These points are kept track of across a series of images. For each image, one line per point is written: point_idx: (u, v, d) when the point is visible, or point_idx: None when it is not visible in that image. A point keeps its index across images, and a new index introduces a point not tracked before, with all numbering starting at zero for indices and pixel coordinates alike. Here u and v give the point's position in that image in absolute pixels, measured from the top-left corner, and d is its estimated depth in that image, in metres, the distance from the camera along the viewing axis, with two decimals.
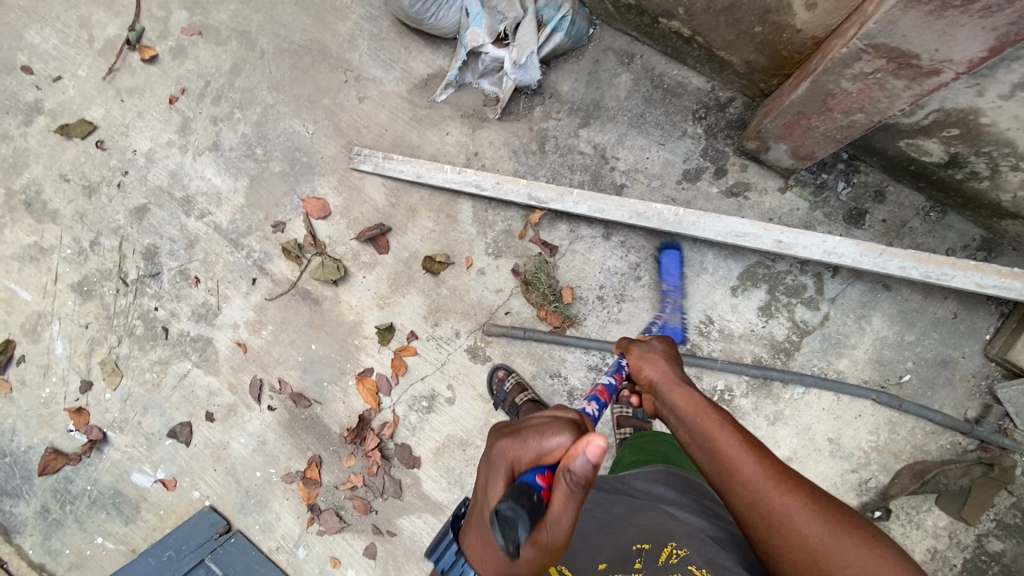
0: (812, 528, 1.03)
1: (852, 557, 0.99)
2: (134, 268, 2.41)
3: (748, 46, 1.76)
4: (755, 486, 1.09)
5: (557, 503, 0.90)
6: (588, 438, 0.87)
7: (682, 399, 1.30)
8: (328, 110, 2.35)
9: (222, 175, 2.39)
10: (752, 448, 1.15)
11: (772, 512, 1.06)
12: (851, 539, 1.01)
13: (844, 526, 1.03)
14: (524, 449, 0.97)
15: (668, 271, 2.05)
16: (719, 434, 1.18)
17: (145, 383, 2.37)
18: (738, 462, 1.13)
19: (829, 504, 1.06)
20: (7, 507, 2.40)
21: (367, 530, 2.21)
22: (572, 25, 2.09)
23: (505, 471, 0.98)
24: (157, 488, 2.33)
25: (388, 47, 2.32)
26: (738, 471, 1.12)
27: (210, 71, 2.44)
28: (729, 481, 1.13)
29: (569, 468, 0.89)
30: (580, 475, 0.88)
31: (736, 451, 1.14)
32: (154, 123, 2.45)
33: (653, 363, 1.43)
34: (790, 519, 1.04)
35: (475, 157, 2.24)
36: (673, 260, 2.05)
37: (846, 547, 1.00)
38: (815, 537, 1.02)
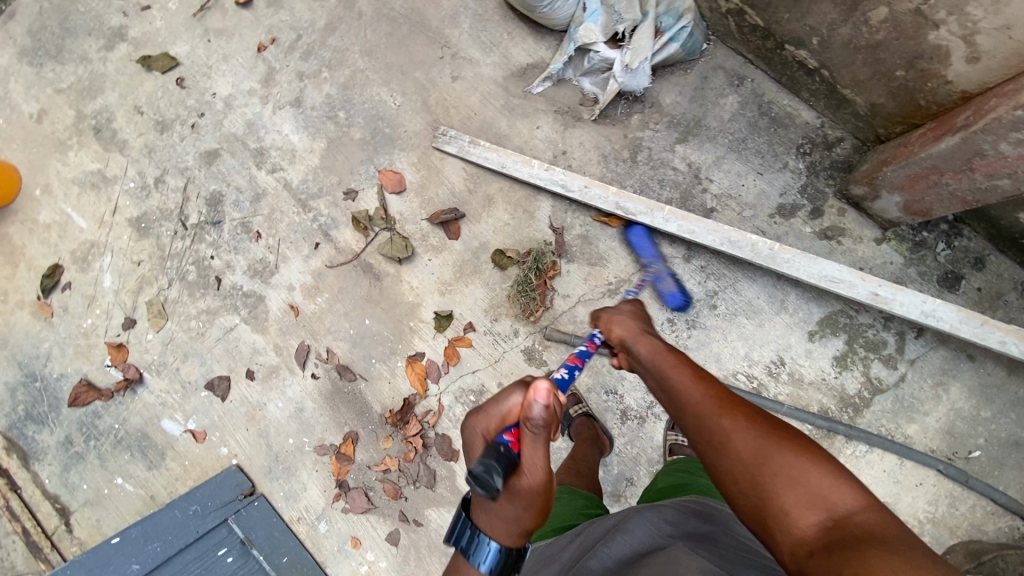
0: (749, 443, 1.03)
1: (788, 469, 0.98)
2: (196, 213, 2.36)
3: (881, 89, 1.72)
4: (699, 412, 1.13)
5: (527, 447, 1.00)
6: (533, 386, 0.99)
7: (645, 344, 1.37)
8: (418, 84, 2.29)
9: (300, 133, 2.33)
10: (701, 379, 1.19)
11: (713, 433, 1.08)
12: (791, 452, 1.00)
13: (785, 442, 1.02)
14: (489, 417, 1.07)
15: (640, 246, 2.06)
16: (671, 372, 1.24)
17: (190, 331, 2.32)
18: (687, 394, 1.17)
19: (768, 423, 1.06)
20: (29, 433, 2.35)
21: (393, 515, 2.16)
22: (689, 37, 2.03)
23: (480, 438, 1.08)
24: (186, 438, 2.28)
25: (490, 30, 2.27)
26: (684, 402, 1.16)
27: (304, 25, 2.38)
28: (678, 408, 1.18)
29: (527, 419, 0.99)
30: (540, 420, 0.98)
31: (685, 383, 1.19)
32: (238, 69, 2.40)
33: (621, 318, 1.47)
34: (728, 439, 1.06)
35: (562, 156, 2.17)
36: (641, 234, 2.07)
37: (782, 460, 0.99)
38: (751, 454, 1.02)
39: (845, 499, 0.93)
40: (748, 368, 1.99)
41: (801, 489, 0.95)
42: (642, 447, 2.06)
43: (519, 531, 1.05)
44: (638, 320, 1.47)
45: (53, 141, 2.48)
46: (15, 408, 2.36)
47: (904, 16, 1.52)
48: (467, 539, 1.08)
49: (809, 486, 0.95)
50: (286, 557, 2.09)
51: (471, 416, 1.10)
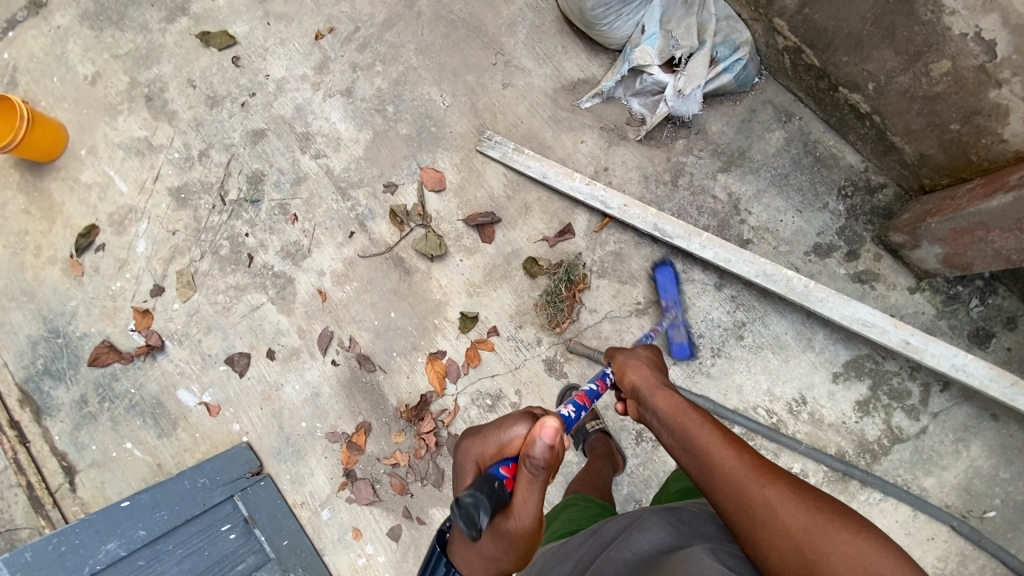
0: (797, 518, 1.03)
1: (841, 545, 0.98)
2: (236, 189, 2.39)
3: (932, 140, 1.74)
4: (737, 479, 1.11)
5: (521, 490, 1.00)
6: (541, 423, 1.01)
7: (665, 401, 1.34)
8: (469, 87, 2.32)
9: (347, 122, 2.36)
10: (733, 445, 1.17)
11: (751, 501, 1.08)
12: (842, 531, 1.00)
13: (834, 519, 1.02)
14: (489, 446, 1.10)
15: (663, 288, 2.02)
16: (698, 432, 1.21)
17: (216, 304, 2.34)
18: (720, 460, 1.15)
19: (811, 495, 1.07)
20: (45, 388, 2.36)
21: (397, 511, 2.15)
22: (743, 69, 2.05)
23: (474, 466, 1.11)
24: (199, 410, 2.29)
25: (545, 42, 2.30)
26: (716, 465, 1.14)
27: (362, 18, 2.42)
28: (710, 472, 1.15)
29: (527, 456, 0.99)
30: (541, 462, 0.98)
31: (717, 447, 1.16)
32: (294, 54, 2.44)
33: (635, 365, 1.49)
34: (772, 510, 1.05)
35: (603, 172, 2.19)
36: (668, 275, 2.03)
37: (833, 539, 0.99)
38: (800, 528, 1.02)
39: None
40: (769, 403, 1.99)
41: (859, 571, 0.95)
42: (654, 470, 2.05)
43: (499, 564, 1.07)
44: (654, 372, 1.47)
45: (104, 104, 2.52)
46: (35, 362, 2.38)
47: (967, 72, 1.56)
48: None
49: (869, 568, 0.95)
50: (285, 541, 2.07)
51: (469, 439, 1.17)
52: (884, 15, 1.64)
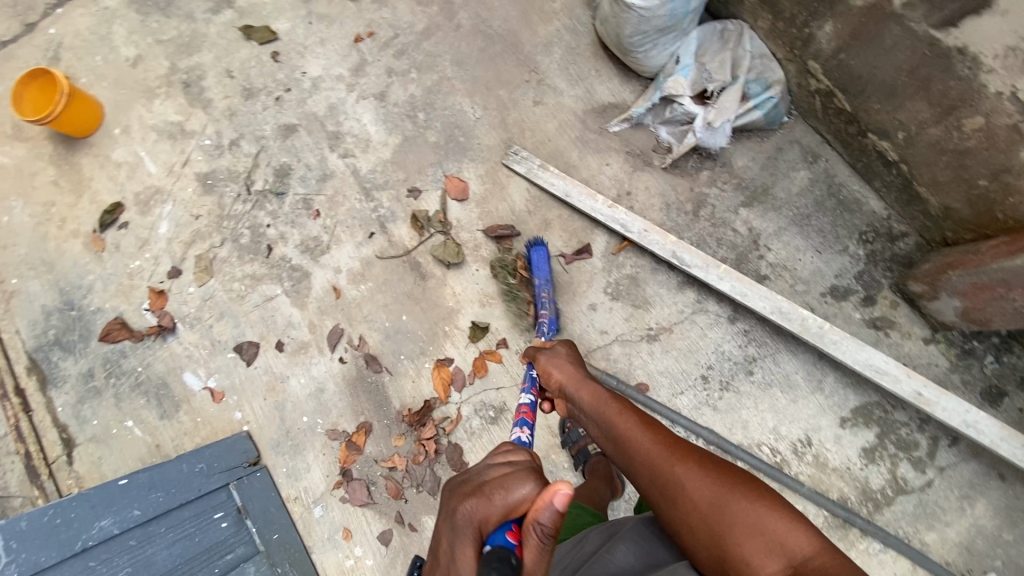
0: (705, 493, 1.15)
1: (743, 514, 1.11)
2: (262, 180, 2.42)
3: (958, 194, 1.75)
4: (653, 460, 1.23)
5: (530, 555, 0.99)
6: (553, 488, 0.96)
7: (587, 393, 1.44)
8: (500, 101, 2.35)
9: (378, 125, 2.40)
10: (646, 427, 1.29)
11: (666, 481, 1.20)
12: (746, 502, 1.13)
13: (738, 490, 1.15)
14: (491, 508, 1.03)
15: (537, 266, 2.12)
16: (618, 420, 1.33)
17: (231, 292, 2.35)
18: (635, 442, 1.28)
19: (717, 468, 1.19)
20: (54, 358, 2.38)
21: (389, 515, 2.14)
22: (773, 107, 2.08)
23: (473, 532, 1.01)
24: (203, 395, 2.29)
25: (579, 64, 2.34)
26: (636, 451, 1.26)
27: (403, 25, 2.47)
28: (631, 457, 1.27)
29: (537, 520, 0.97)
30: (550, 529, 0.97)
31: (634, 431, 1.29)
32: (332, 54, 2.49)
33: (563, 365, 1.53)
34: (683, 486, 1.17)
35: (626, 196, 2.20)
36: (541, 254, 2.13)
37: (736, 509, 1.12)
38: (707, 501, 1.14)
39: (801, 544, 1.06)
40: (773, 441, 1.97)
41: (759, 538, 1.08)
42: None
43: None
44: (576, 361, 1.55)
45: (142, 86, 2.58)
46: (47, 332, 2.40)
47: (999, 130, 1.57)
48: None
49: (768, 534, 1.08)
50: (275, 535, 2.05)
51: (466, 502, 1.04)
52: (919, 67, 1.67)
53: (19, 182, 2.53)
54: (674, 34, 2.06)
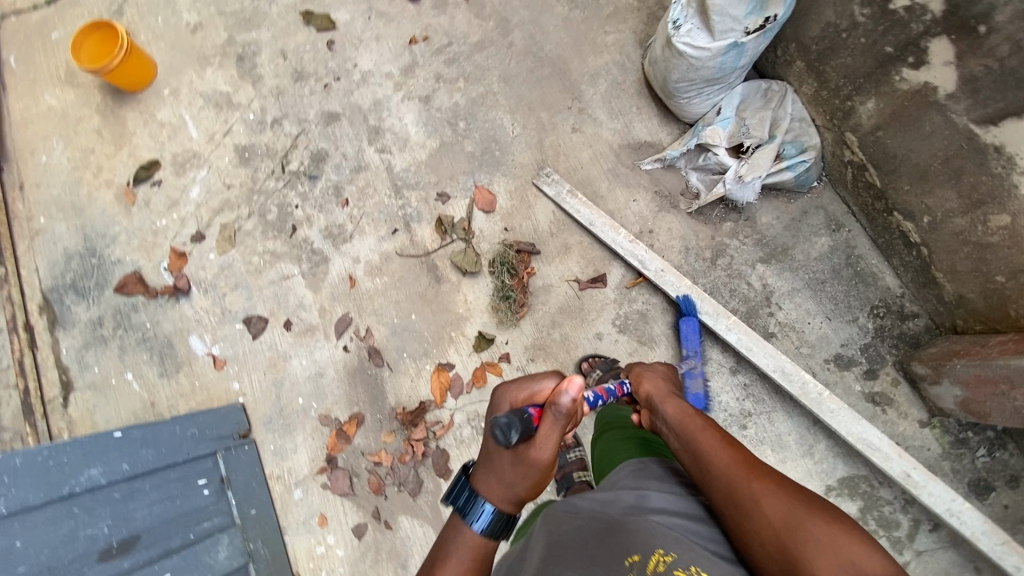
0: (779, 509, 1.07)
1: (819, 533, 1.01)
2: (298, 161, 2.48)
3: (974, 285, 1.78)
4: (731, 477, 1.17)
5: (546, 425, 1.07)
6: (571, 375, 1.12)
7: (671, 407, 1.42)
8: (540, 122, 2.41)
9: (419, 126, 2.46)
10: (729, 446, 1.24)
11: (741, 496, 1.12)
12: (819, 518, 1.03)
13: (812, 510, 1.05)
14: (520, 391, 1.21)
15: (685, 336, 2.08)
16: (699, 434, 1.29)
17: (249, 264, 2.40)
18: (714, 456, 1.22)
19: (796, 490, 1.11)
20: (67, 301, 2.42)
21: (367, 509, 2.16)
22: (806, 171, 2.09)
23: (506, 405, 1.20)
24: (205, 360, 2.33)
25: (622, 99, 2.39)
26: (712, 465, 1.21)
27: (458, 35, 2.54)
28: (705, 470, 1.21)
29: (556, 401, 1.08)
30: (566, 407, 1.07)
31: (714, 447, 1.24)
32: (386, 51, 2.56)
33: (652, 377, 1.56)
34: (758, 502, 1.09)
35: (648, 233, 2.24)
36: (693, 326, 2.07)
37: (807, 525, 1.03)
38: (781, 518, 1.05)
39: (872, 565, 0.94)
40: None
41: (834, 559, 0.96)
42: None
43: (513, 494, 1.09)
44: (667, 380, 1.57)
45: (198, 53, 2.65)
46: (65, 275, 2.45)
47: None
48: (462, 499, 1.10)
49: (842, 556, 0.96)
50: (253, 510, 2.09)
51: (502, 387, 1.24)
52: (953, 158, 1.70)
53: (64, 125, 2.60)
54: (719, 86, 2.09)
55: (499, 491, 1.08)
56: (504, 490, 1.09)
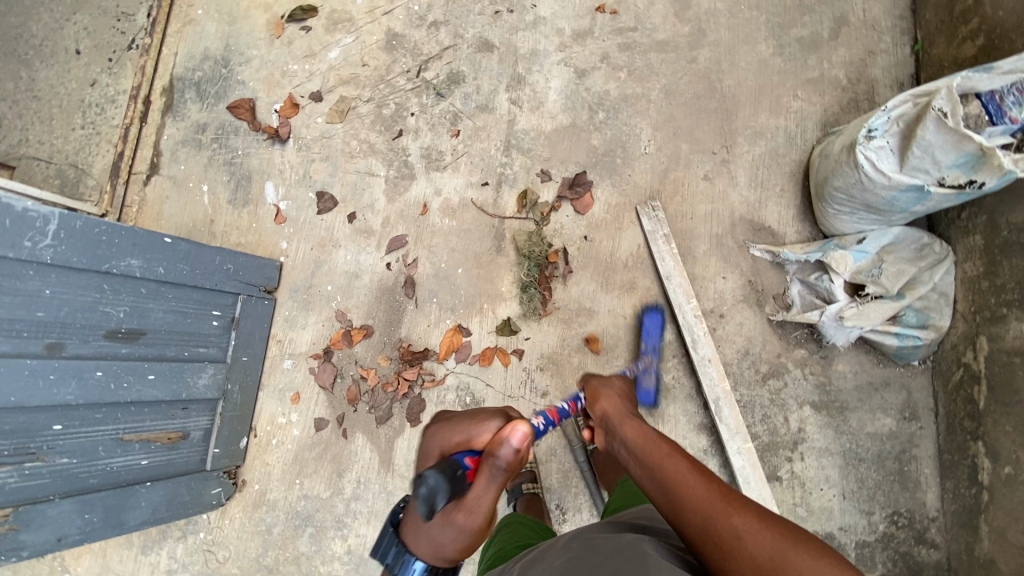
0: (763, 546, 0.91)
1: (810, 572, 0.86)
2: (435, 72, 2.43)
3: (1015, 561, 1.59)
4: (704, 511, 1.01)
5: (479, 484, 1.05)
6: (515, 426, 1.09)
7: (632, 430, 1.30)
8: (676, 153, 2.23)
9: (560, 97, 2.33)
10: (698, 473, 1.09)
11: (716, 532, 0.97)
12: (812, 558, 0.88)
13: (801, 542, 0.91)
14: (455, 433, 1.16)
15: (646, 331, 2.07)
16: (666, 463, 1.14)
17: (346, 145, 2.44)
18: (686, 489, 1.06)
19: (776, 520, 0.96)
20: (186, 95, 2.55)
21: (335, 410, 2.28)
22: (912, 347, 1.89)
23: (441, 454, 1.14)
24: (269, 209, 2.43)
25: (769, 174, 2.18)
26: (684, 500, 1.05)
27: (647, 24, 2.34)
28: (677, 507, 1.06)
29: (494, 454, 1.06)
30: (503, 462, 1.05)
31: (682, 477, 1.09)
32: (569, 6, 2.39)
33: (611, 397, 1.47)
34: (739, 538, 0.94)
35: (716, 316, 2.09)
36: (655, 321, 2.08)
37: (799, 566, 0.87)
38: (764, 556, 0.90)
39: None
40: None
41: None
42: None
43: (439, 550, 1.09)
44: (613, 392, 1.49)
45: None
46: (195, 72, 2.57)
47: None
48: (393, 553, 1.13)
49: None
50: (244, 358, 2.24)
51: (442, 426, 1.20)
52: None
53: None
54: (875, 217, 1.86)
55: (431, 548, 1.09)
56: (435, 545, 1.09)
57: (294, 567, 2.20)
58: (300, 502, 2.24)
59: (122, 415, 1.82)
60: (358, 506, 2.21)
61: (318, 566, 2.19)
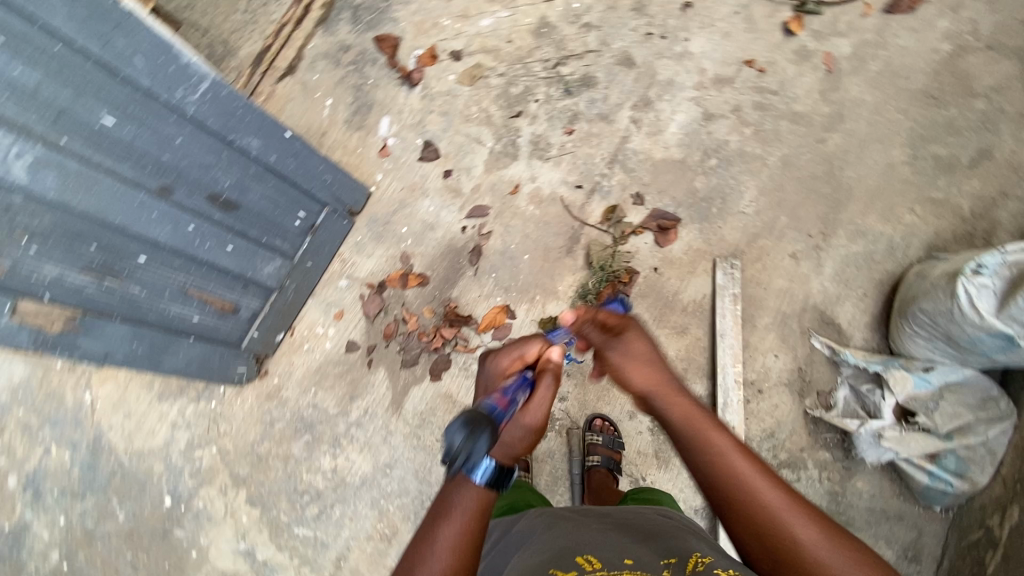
0: (817, 549, 0.98)
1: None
2: (571, 69, 2.50)
3: None
4: (762, 510, 1.03)
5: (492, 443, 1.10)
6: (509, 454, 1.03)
7: (680, 408, 1.21)
8: (772, 222, 2.23)
9: (679, 131, 2.36)
10: (755, 467, 1.09)
11: (775, 532, 1.01)
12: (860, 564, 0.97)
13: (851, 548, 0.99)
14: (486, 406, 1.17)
15: None
16: (723, 453, 1.11)
17: (466, 107, 2.54)
18: (752, 492, 1.05)
19: (827, 523, 1.02)
20: (342, 15, 2.72)
21: (369, 340, 2.38)
22: (939, 491, 1.85)
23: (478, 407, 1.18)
24: (377, 140, 2.56)
25: (857, 274, 2.15)
26: (742, 496, 1.05)
27: (788, 92, 2.34)
28: (735, 501, 1.06)
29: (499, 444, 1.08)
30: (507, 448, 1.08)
31: (740, 472, 1.08)
32: (720, 51, 2.42)
33: (634, 359, 1.30)
34: (796, 542, 0.99)
35: (754, 389, 2.08)
36: None
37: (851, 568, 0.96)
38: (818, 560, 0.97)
39: None
40: None
41: None
42: None
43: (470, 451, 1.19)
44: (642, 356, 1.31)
45: None
46: None
47: None
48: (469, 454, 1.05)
49: None
50: (308, 263, 2.38)
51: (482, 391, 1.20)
52: None
53: None
54: (951, 352, 1.81)
55: (502, 451, 1.16)
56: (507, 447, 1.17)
57: (281, 464, 2.32)
58: (307, 409, 2.35)
59: (194, 271, 1.96)
60: (357, 433, 2.31)
61: (302, 471, 2.31)
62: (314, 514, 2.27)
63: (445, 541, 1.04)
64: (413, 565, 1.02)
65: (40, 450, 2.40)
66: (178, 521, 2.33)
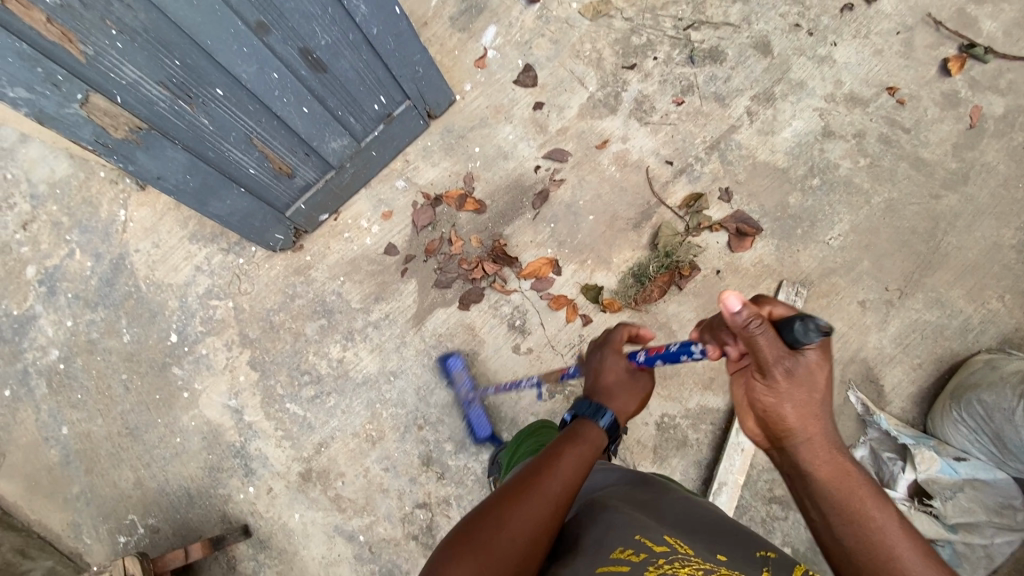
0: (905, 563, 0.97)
1: None
2: (702, 37, 2.31)
3: None
4: (861, 524, 1.02)
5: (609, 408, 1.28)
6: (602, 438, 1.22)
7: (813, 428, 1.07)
8: (853, 263, 2.11)
9: (791, 139, 2.20)
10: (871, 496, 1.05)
11: (869, 544, 1.00)
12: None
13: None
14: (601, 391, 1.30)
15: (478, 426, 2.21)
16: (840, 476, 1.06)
17: (579, 43, 2.36)
18: (859, 514, 1.03)
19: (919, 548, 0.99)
20: None
21: (410, 249, 2.33)
22: None
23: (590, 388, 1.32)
24: (478, 48, 2.40)
25: (920, 344, 2.05)
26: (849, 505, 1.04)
27: (920, 135, 2.16)
28: (839, 511, 1.04)
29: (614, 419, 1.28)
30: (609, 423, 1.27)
31: (854, 490, 1.05)
32: (865, 67, 2.21)
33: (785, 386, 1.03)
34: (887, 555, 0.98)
35: None
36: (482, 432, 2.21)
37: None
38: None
39: None
40: None
41: None
42: (476, 478, 2.21)
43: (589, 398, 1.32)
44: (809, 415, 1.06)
45: None
46: None
47: None
48: (594, 407, 1.25)
49: None
50: (373, 153, 2.28)
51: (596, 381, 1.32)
52: None
53: None
54: (989, 451, 1.78)
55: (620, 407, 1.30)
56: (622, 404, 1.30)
57: (291, 338, 2.32)
58: (331, 295, 2.33)
59: (264, 122, 1.85)
60: (373, 333, 2.29)
61: (309, 352, 2.31)
62: (309, 395, 2.29)
63: (568, 463, 1.13)
64: (543, 467, 1.11)
65: (64, 250, 2.40)
66: (178, 359, 2.35)
